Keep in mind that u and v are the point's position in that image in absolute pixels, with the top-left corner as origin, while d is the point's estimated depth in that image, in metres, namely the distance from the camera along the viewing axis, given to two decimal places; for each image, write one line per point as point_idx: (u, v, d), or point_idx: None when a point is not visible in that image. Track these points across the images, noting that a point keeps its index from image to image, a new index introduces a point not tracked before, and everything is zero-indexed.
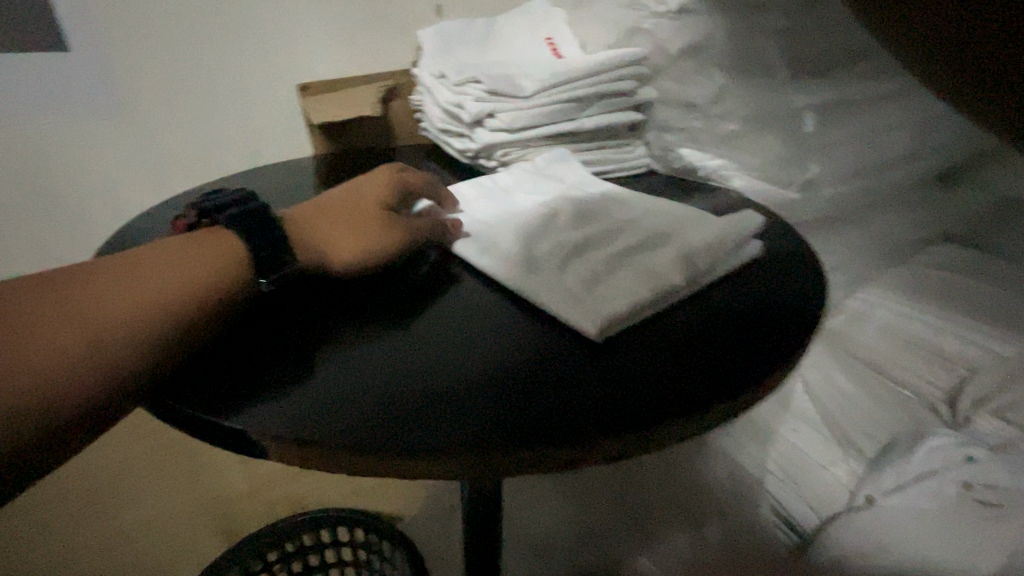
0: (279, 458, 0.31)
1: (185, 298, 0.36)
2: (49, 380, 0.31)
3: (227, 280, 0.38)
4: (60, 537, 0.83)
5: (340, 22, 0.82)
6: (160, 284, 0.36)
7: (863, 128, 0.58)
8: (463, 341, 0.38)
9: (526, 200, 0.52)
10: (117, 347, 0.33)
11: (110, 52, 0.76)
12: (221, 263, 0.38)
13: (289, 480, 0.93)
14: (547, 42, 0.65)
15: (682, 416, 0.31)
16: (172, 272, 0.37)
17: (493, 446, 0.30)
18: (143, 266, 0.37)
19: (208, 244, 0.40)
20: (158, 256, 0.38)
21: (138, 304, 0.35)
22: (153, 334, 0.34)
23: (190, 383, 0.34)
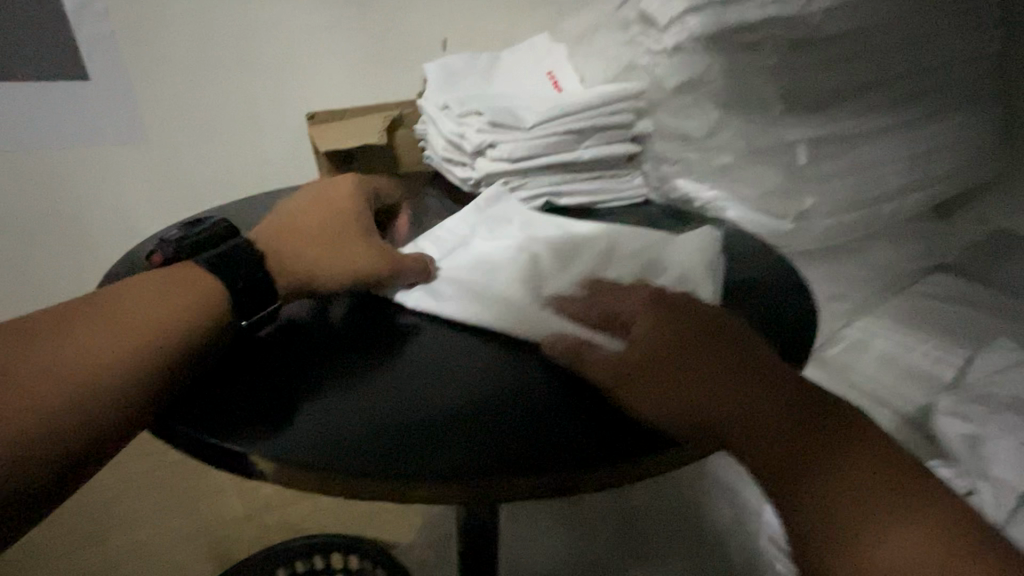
0: (278, 480, 0.31)
1: (158, 339, 0.35)
2: (47, 419, 0.31)
3: (217, 307, 0.38)
4: (54, 558, 0.82)
5: (349, 54, 0.84)
6: (132, 326, 0.36)
7: (856, 162, 0.59)
8: (465, 363, 0.39)
9: (489, 246, 0.50)
10: (112, 380, 0.33)
11: (129, 80, 0.79)
12: (196, 301, 0.38)
13: (286, 503, 0.92)
14: (549, 76, 0.68)
15: (672, 445, 0.32)
16: (161, 303, 0.38)
17: (489, 475, 0.30)
18: (116, 308, 0.37)
19: (182, 281, 0.39)
20: (144, 289, 0.39)
21: (130, 336, 0.35)
22: (124, 376, 0.34)
23: (193, 404, 0.35)
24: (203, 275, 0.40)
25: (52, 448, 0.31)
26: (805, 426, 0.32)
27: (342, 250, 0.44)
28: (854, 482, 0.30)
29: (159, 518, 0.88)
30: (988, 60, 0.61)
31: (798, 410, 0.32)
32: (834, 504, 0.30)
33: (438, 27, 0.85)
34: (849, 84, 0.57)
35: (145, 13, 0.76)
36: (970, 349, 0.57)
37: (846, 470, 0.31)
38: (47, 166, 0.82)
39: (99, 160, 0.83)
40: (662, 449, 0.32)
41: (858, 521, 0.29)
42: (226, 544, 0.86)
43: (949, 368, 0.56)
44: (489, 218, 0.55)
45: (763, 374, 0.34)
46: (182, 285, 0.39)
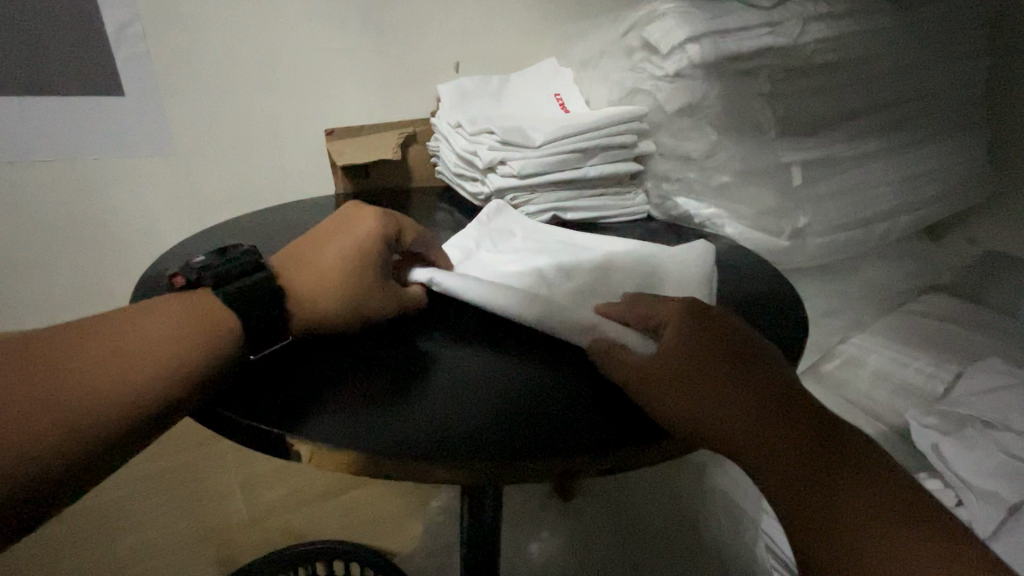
0: (307, 459, 0.33)
1: (174, 360, 0.36)
2: (69, 424, 0.32)
3: (228, 328, 0.38)
4: (64, 557, 0.84)
5: (366, 75, 0.88)
6: (129, 367, 0.35)
7: (848, 184, 0.62)
8: (486, 361, 0.41)
9: (497, 257, 0.53)
10: (129, 391, 0.34)
11: (159, 95, 0.84)
12: (198, 347, 0.37)
13: (291, 509, 0.93)
14: (557, 98, 0.71)
15: (670, 436, 0.35)
16: (178, 321, 0.38)
17: (503, 458, 0.33)
18: (123, 341, 0.37)
19: (193, 322, 0.38)
20: (167, 305, 0.40)
21: (148, 351, 0.36)
22: (119, 404, 0.34)
23: (231, 390, 0.37)
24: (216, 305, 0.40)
25: (42, 462, 0.31)
26: (812, 435, 0.33)
27: (342, 290, 0.42)
28: (850, 496, 0.31)
29: (167, 520, 0.90)
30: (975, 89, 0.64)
31: (803, 417, 0.34)
32: (830, 515, 0.31)
33: (450, 49, 0.89)
34: (840, 110, 0.60)
35: (177, 31, 0.80)
36: (959, 365, 0.60)
37: (846, 484, 0.32)
38: (78, 175, 0.86)
39: (127, 170, 0.87)
40: (661, 441, 0.34)
41: (852, 532, 0.30)
42: (230, 548, 0.87)
43: (939, 382, 0.59)
44: (493, 230, 0.58)
45: (778, 385, 0.35)
46: (189, 328, 0.38)
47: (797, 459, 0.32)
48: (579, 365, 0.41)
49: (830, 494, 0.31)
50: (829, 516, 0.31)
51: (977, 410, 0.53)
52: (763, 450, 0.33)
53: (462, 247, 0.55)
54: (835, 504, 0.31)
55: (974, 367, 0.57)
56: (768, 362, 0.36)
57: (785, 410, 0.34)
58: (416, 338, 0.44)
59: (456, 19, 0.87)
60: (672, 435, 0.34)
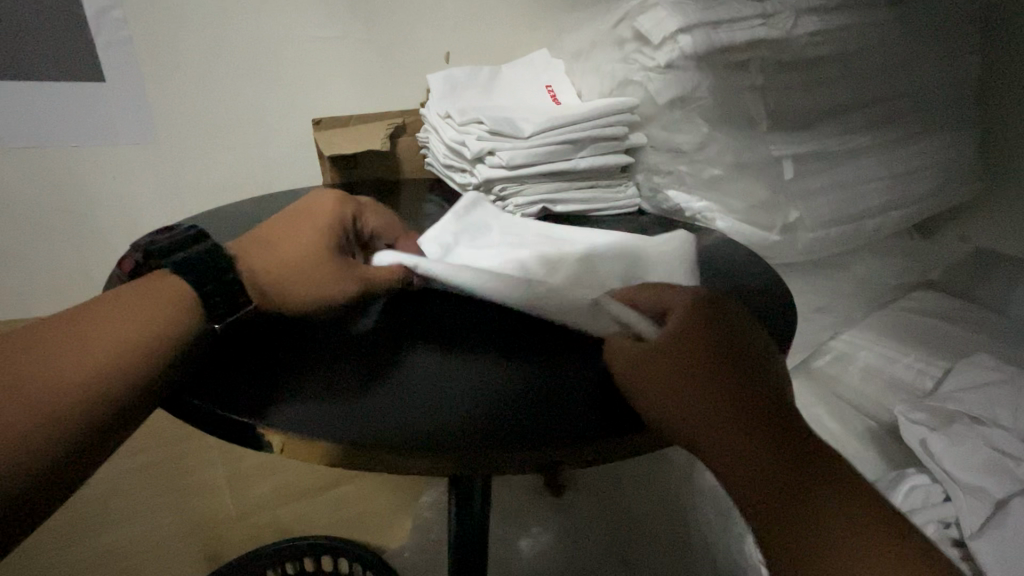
0: (280, 450, 0.33)
1: (145, 339, 0.36)
2: (49, 418, 0.32)
3: (190, 301, 0.38)
4: (45, 552, 0.83)
5: (355, 65, 0.87)
6: (99, 353, 0.34)
7: (839, 179, 0.62)
8: (470, 353, 0.41)
9: (474, 252, 0.52)
10: (106, 376, 0.34)
11: (143, 83, 0.82)
12: (168, 324, 0.37)
13: (278, 504, 0.92)
14: (548, 89, 0.70)
15: (647, 429, 0.34)
16: (136, 304, 0.37)
17: (480, 449, 0.32)
18: (83, 332, 0.35)
19: (158, 306, 0.38)
20: (116, 295, 0.38)
21: (113, 337, 0.35)
22: (98, 391, 0.33)
23: (205, 379, 0.37)
24: (170, 285, 0.39)
25: (26, 460, 0.30)
26: (790, 438, 0.33)
27: (311, 260, 0.42)
28: (822, 502, 0.32)
29: (151, 515, 0.88)
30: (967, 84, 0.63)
31: (784, 419, 0.34)
32: (794, 519, 0.31)
33: (441, 40, 0.88)
34: (831, 104, 0.60)
35: (161, 17, 0.79)
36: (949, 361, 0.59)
37: (815, 493, 0.32)
38: (60, 165, 0.84)
39: (111, 159, 0.86)
40: (637, 435, 0.34)
41: (813, 540, 0.31)
42: (215, 543, 0.86)
43: (928, 379, 0.58)
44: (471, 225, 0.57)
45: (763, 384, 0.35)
46: (155, 312, 0.37)
47: (773, 461, 0.32)
48: (559, 357, 0.40)
49: (803, 499, 0.32)
50: (792, 521, 0.31)
51: (967, 405, 0.53)
52: (743, 447, 0.33)
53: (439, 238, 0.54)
54: (801, 510, 0.31)
55: (963, 362, 0.57)
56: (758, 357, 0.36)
57: (769, 411, 0.34)
58: (395, 330, 0.43)
59: (447, 9, 0.86)
60: (650, 428, 0.34)
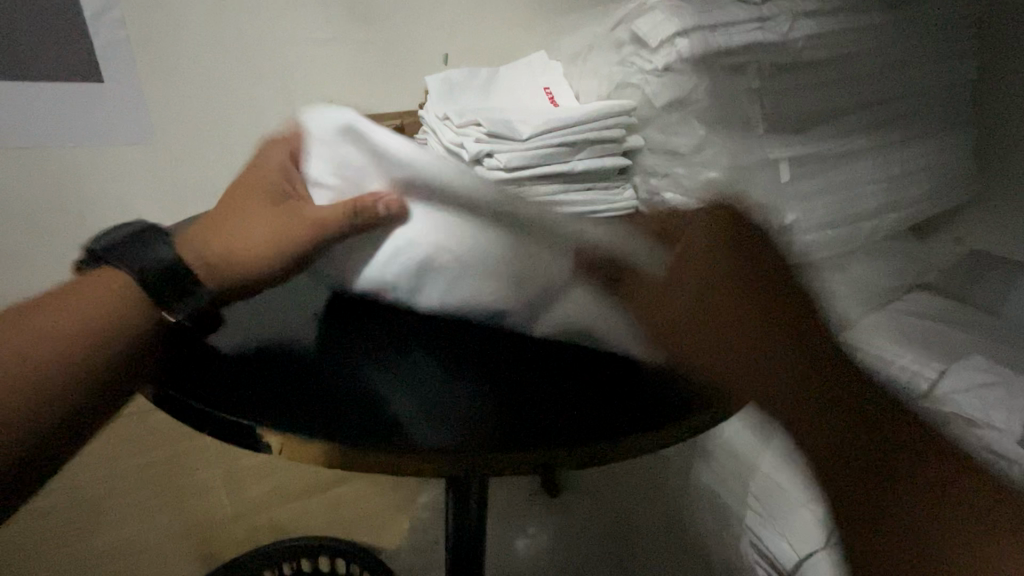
0: (278, 450, 0.34)
1: (87, 328, 0.37)
2: (9, 410, 0.33)
3: (129, 287, 0.39)
4: (40, 553, 0.83)
5: (355, 68, 0.88)
6: (49, 344, 0.36)
7: (840, 181, 0.60)
8: (478, 359, 0.41)
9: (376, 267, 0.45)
10: (56, 367, 0.35)
11: (142, 84, 0.82)
12: (106, 311, 0.37)
13: (275, 504, 0.92)
14: (547, 92, 0.71)
15: (636, 432, 0.35)
16: (79, 296, 0.38)
17: (473, 452, 0.33)
18: (27, 328, 0.36)
19: (103, 296, 0.38)
20: (60, 292, 0.39)
21: (59, 329, 0.36)
22: (54, 379, 0.35)
23: (196, 380, 0.38)
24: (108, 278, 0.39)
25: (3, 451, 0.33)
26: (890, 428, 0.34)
27: (246, 210, 0.41)
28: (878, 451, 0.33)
29: (147, 515, 0.88)
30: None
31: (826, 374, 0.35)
32: (870, 488, 0.33)
33: (439, 43, 0.89)
34: (826, 109, 0.60)
35: (161, 19, 0.79)
36: None
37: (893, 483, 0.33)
38: (55, 164, 0.84)
39: (109, 160, 0.86)
40: (627, 440, 0.35)
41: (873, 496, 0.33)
42: (213, 542, 0.87)
43: None
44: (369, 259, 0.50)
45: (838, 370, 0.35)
46: (99, 301, 0.38)
47: (841, 437, 0.34)
48: (552, 363, 0.41)
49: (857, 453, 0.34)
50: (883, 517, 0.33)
51: None
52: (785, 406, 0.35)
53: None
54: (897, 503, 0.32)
55: None
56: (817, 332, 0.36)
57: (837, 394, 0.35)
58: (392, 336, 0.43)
59: (445, 13, 0.87)
60: (638, 432, 0.35)
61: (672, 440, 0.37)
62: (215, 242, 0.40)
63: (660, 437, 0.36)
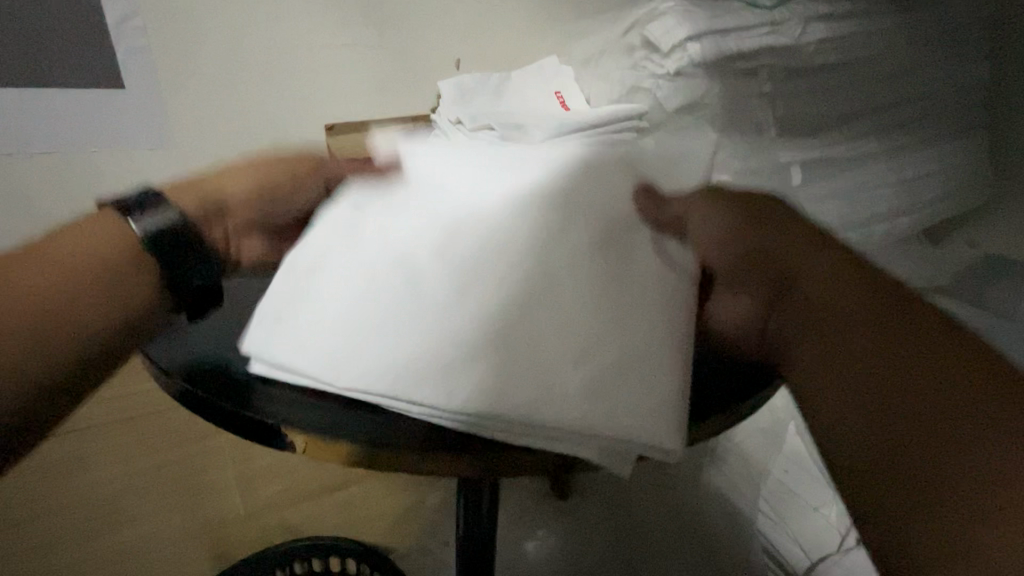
0: (301, 448, 0.35)
1: (98, 268, 0.35)
2: (47, 339, 0.32)
3: (130, 244, 0.37)
4: (61, 550, 0.85)
5: (370, 74, 0.90)
6: (70, 278, 0.34)
7: (848, 186, 0.61)
8: None
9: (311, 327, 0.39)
10: (89, 306, 0.34)
11: (162, 90, 0.84)
12: (111, 254, 0.36)
13: (287, 505, 0.93)
14: (558, 96, 0.72)
15: None
16: (91, 239, 0.36)
17: (494, 449, 0.34)
18: (53, 259, 0.35)
19: (91, 234, 0.37)
20: (65, 237, 0.37)
21: (73, 267, 0.35)
22: (89, 318, 0.34)
23: (208, 374, 0.39)
24: (115, 224, 0.38)
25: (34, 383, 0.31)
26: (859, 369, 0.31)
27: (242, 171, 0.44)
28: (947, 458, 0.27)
29: (162, 514, 0.90)
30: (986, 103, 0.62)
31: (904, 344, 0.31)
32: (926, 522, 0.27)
33: (452, 48, 0.90)
34: (839, 113, 0.60)
35: (180, 27, 0.81)
36: None
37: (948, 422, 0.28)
38: (79, 168, 0.86)
39: (129, 165, 0.87)
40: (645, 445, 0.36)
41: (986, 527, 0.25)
42: (229, 541, 0.89)
43: None
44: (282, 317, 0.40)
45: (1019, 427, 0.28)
46: (98, 243, 0.36)
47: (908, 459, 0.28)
48: None
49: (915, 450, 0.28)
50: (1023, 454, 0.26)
51: None
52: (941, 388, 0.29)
53: (349, 363, 0.37)
54: (951, 433, 0.28)
55: None
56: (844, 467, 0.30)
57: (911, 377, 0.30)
58: None
59: (458, 19, 0.89)
60: None
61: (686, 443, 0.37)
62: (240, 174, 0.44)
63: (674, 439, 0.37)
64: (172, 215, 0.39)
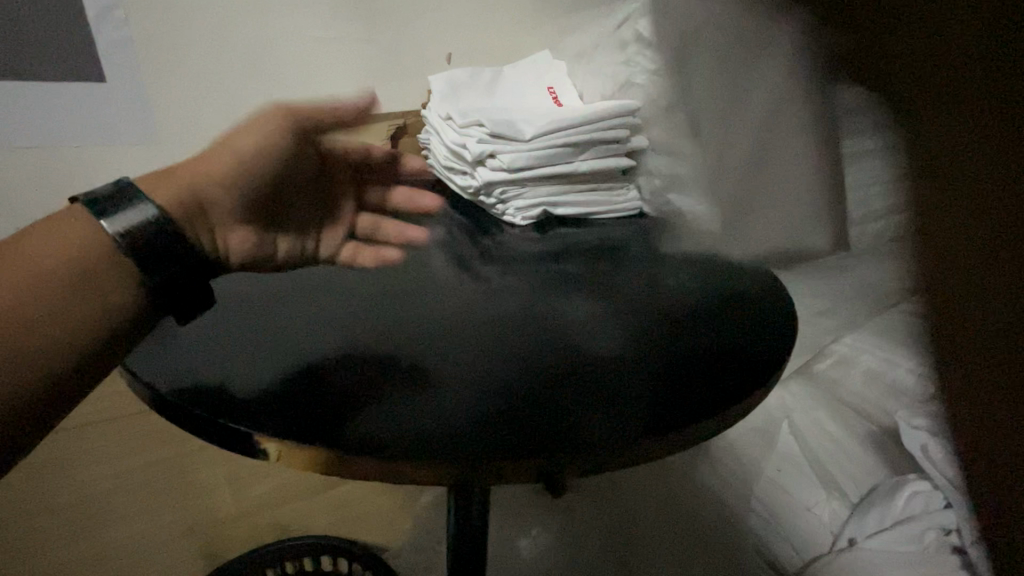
0: (276, 457, 0.35)
1: (72, 283, 0.37)
2: (26, 355, 0.34)
3: (99, 255, 0.38)
4: (45, 549, 0.83)
5: (360, 69, 0.89)
6: (44, 295, 0.36)
7: None
8: (481, 364, 0.42)
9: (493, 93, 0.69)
10: (59, 323, 0.36)
11: (146, 83, 0.83)
12: (79, 268, 0.37)
13: (278, 504, 0.93)
14: (550, 92, 0.71)
15: (657, 436, 0.36)
16: (55, 248, 0.38)
17: (481, 457, 0.34)
18: (28, 268, 0.37)
19: (59, 231, 0.39)
20: (38, 242, 0.38)
21: (46, 283, 0.36)
22: (67, 336, 0.36)
23: (201, 390, 0.39)
24: (85, 226, 0.39)
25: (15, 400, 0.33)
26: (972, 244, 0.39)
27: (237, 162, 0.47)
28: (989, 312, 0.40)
29: (150, 513, 0.89)
30: None
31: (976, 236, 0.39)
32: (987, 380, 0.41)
33: (443, 43, 0.90)
34: None
35: (164, 17, 0.80)
36: None
37: (959, 151, 0.39)
38: (61, 162, 0.84)
39: (114, 158, 0.86)
40: (647, 442, 0.36)
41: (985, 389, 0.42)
42: (216, 543, 0.87)
43: None
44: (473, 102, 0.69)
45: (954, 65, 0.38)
46: (66, 242, 0.38)
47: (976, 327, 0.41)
48: (555, 369, 0.42)
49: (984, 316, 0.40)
50: (1021, 131, 0.35)
51: None
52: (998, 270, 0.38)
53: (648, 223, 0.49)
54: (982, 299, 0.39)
55: None
56: (947, 350, 0.45)
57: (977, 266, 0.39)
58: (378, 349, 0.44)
59: (449, 14, 0.88)
60: (647, 437, 0.36)
61: (679, 447, 0.37)
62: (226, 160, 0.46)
63: (670, 443, 0.37)
64: (146, 207, 0.40)
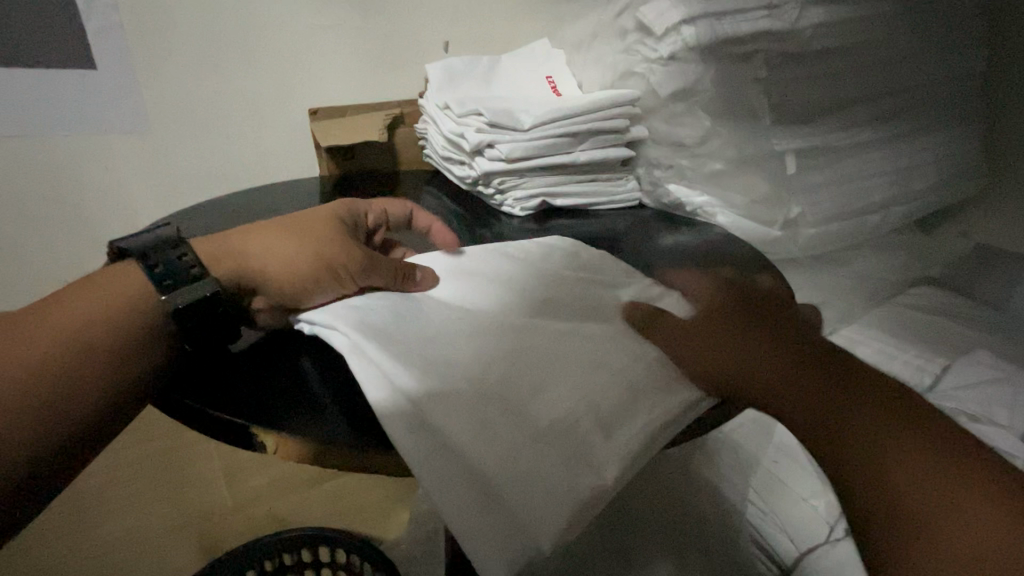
0: (270, 449, 0.36)
1: (120, 340, 0.39)
2: (59, 406, 0.36)
3: (146, 314, 0.41)
4: (40, 543, 0.83)
5: (355, 57, 0.88)
6: (90, 347, 0.38)
7: (843, 175, 0.59)
8: None
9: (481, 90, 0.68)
10: (95, 379, 0.38)
11: (136, 71, 0.81)
12: (126, 326, 0.40)
13: (277, 496, 0.93)
14: (548, 81, 0.70)
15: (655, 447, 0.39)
16: (108, 301, 0.41)
17: None
18: (82, 320, 0.39)
19: (111, 287, 0.41)
20: (93, 290, 0.41)
21: (96, 337, 0.39)
22: (98, 392, 0.38)
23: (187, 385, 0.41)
24: (137, 282, 0.42)
25: (43, 449, 0.35)
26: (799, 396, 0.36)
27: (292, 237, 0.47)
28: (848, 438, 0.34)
29: (147, 507, 0.88)
30: (982, 86, 0.61)
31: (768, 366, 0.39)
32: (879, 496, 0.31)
33: (439, 30, 0.88)
34: (840, 98, 0.57)
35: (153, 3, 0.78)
36: (950, 345, 0.55)
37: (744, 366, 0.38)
38: (55, 153, 0.84)
39: (107, 149, 0.85)
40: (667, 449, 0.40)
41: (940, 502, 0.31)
42: (213, 535, 0.87)
43: (947, 366, 0.52)
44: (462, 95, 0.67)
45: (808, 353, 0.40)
46: (120, 297, 0.41)
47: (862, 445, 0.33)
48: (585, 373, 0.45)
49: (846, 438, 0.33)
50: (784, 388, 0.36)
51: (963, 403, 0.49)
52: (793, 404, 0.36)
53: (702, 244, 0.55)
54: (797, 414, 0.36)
55: (962, 359, 0.53)
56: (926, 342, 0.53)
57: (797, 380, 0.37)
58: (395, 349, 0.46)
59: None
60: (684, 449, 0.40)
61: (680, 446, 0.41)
62: (288, 237, 0.47)
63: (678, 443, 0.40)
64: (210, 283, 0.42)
